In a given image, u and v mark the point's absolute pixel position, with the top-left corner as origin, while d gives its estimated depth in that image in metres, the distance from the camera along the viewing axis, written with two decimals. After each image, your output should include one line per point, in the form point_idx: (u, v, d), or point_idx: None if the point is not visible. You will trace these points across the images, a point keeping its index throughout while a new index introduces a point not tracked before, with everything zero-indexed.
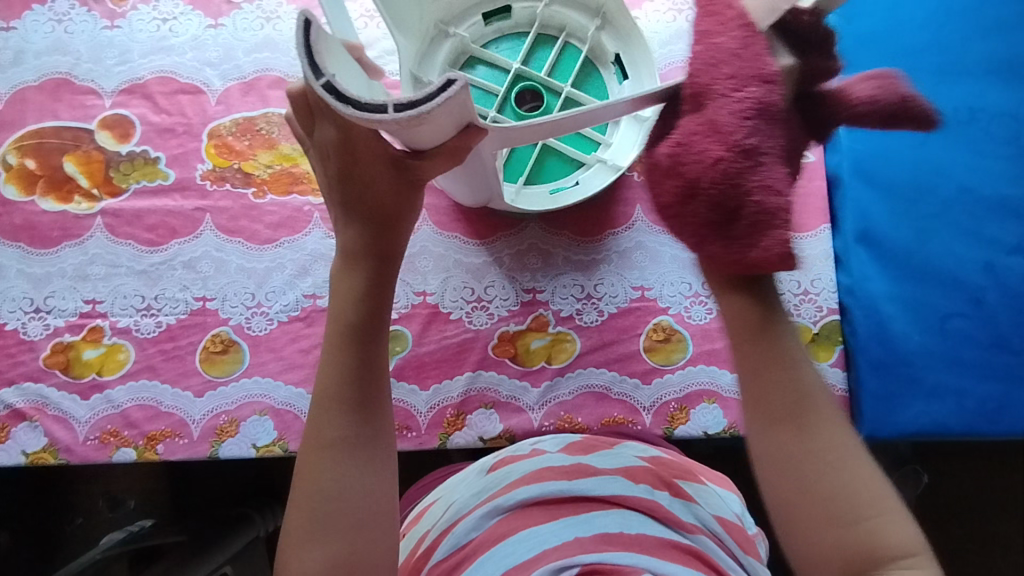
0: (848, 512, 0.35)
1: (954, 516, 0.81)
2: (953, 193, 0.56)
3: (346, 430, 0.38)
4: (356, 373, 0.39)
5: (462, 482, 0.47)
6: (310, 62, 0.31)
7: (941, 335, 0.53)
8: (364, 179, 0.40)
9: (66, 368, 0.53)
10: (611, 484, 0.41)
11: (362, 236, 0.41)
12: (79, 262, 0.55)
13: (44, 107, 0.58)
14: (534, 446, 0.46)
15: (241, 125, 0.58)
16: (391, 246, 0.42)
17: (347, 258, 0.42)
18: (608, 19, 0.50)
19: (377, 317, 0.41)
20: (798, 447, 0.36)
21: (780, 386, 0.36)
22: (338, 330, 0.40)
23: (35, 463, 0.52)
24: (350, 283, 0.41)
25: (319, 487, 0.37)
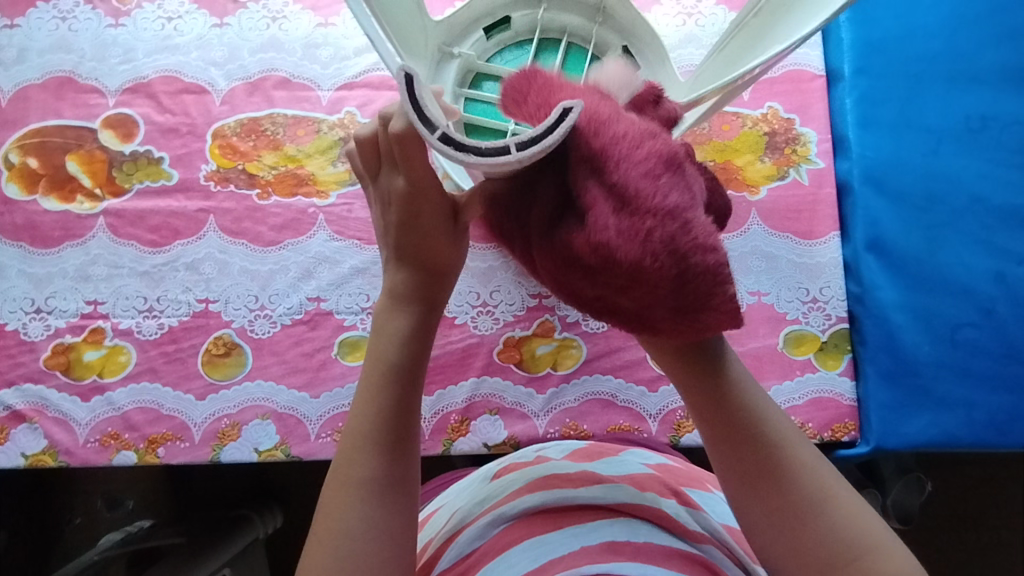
0: (835, 559, 0.34)
1: (960, 526, 0.81)
2: (964, 202, 0.55)
3: (378, 474, 0.36)
4: (391, 415, 0.37)
5: (465, 489, 0.46)
6: (421, 117, 0.31)
7: (951, 346, 0.53)
8: (423, 226, 0.38)
9: (67, 369, 0.53)
10: (617, 492, 0.41)
11: (410, 280, 0.39)
12: (81, 262, 0.55)
13: (47, 106, 0.57)
14: (538, 452, 0.47)
15: (246, 126, 0.57)
16: (437, 295, 0.40)
17: (391, 300, 0.39)
18: (607, 13, 0.50)
19: (416, 362, 0.39)
20: (765, 510, 0.36)
21: (747, 452, 0.36)
22: (373, 368, 0.38)
23: (35, 466, 0.51)
24: (394, 329, 0.39)
25: (343, 526, 0.35)
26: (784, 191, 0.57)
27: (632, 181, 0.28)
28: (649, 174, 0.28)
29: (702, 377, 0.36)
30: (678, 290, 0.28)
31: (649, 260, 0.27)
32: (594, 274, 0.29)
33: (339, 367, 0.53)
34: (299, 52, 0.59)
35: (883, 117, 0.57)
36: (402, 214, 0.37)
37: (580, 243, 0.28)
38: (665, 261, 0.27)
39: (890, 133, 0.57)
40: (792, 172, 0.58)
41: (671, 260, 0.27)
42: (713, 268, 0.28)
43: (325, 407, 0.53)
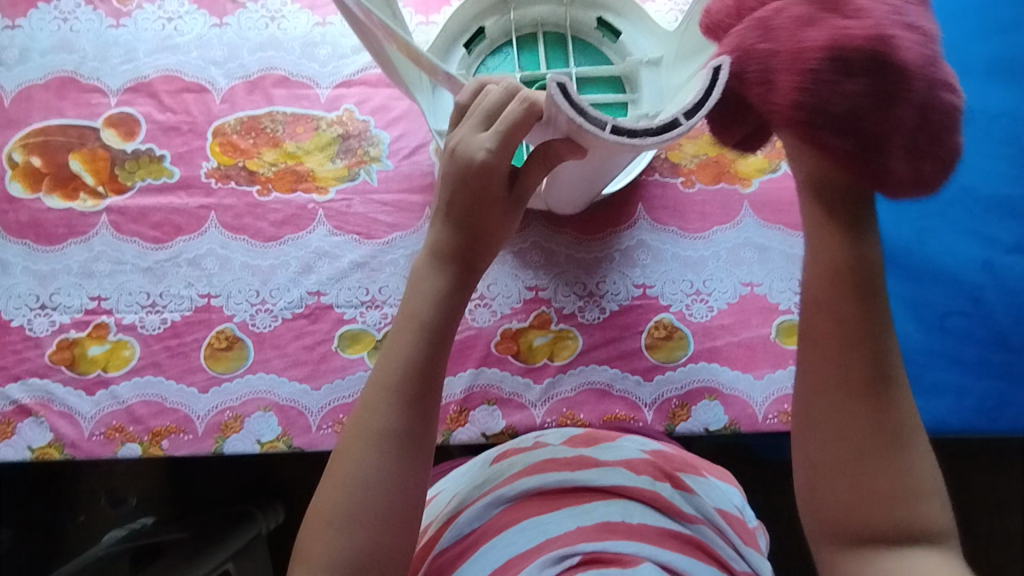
0: (894, 493, 0.36)
1: (957, 516, 0.81)
2: (952, 193, 0.56)
3: (401, 427, 0.37)
4: (419, 373, 0.38)
5: (464, 474, 0.47)
6: (586, 118, 0.35)
7: (940, 333, 0.54)
8: (478, 191, 0.40)
9: (71, 364, 0.54)
10: (613, 475, 0.41)
11: (455, 241, 0.41)
12: (85, 259, 0.55)
13: (50, 106, 0.58)
14: (536, 439, 0.46)
15: (246, 123, 0.58)
16: (475, 260, 0.42)
17: (434, 258, 0.41)
18: None
19: (449, 324, 0.40)
20: (871, 452, 0.36)
21: (861, 371, 0.37)
22: (409, 323, 0.40)
23: (40, 459, 0.52)
24: (432, 285, 0.40)
25: (358, 472, 0.36)
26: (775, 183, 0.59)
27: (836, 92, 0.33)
28: (848, 94, 0.33)
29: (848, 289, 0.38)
30: (918, 130, 0.34)
31: (892, 112, 0.34)
32: (837, 120, 0.34)
33: (340, 360, 0.54)
34: (297, 51, 0.60)
35: None
36: (457, 169, 0.39)
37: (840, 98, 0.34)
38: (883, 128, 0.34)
39: None
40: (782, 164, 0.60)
41: (915, 112, 0.34)
42: (908, 124, 0.34)
43: (326, 398, 0.53)
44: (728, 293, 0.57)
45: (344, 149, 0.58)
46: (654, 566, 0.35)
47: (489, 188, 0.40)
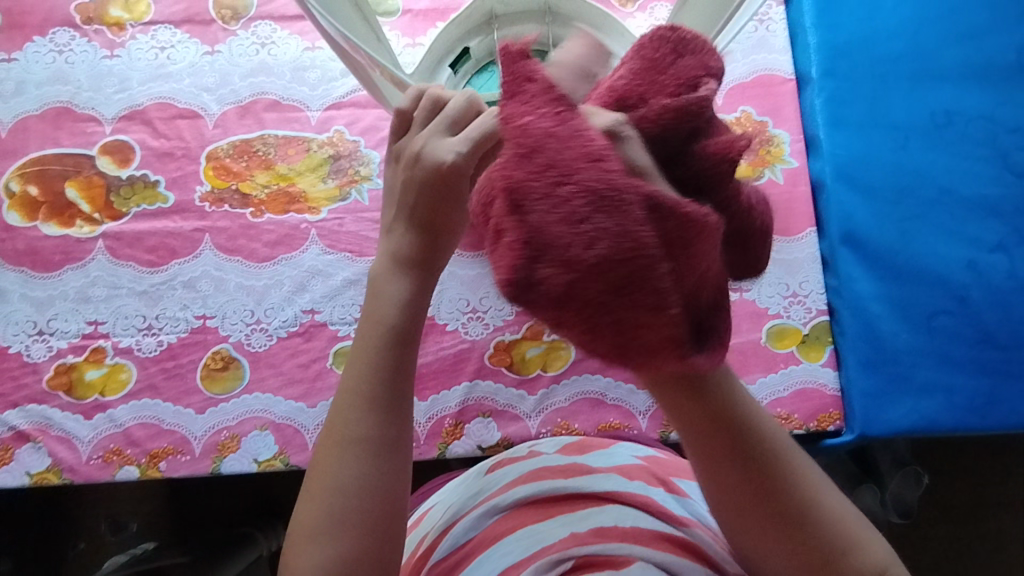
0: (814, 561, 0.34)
1: (958, 516, 0.82)
2: (934, 195, 0.57)
3: (374, 433, 0.36)
4: (388, 376, 0.37)
5: (460, 484, 0.48)
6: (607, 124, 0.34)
7: (928, 333, 0.54)
8: (437, 195, 0.36)
9: (69, 389, 0.54)
10: (607, 480, 0.42)
11: (415, 243, 0.38)
12: (81, 284, 0.56)
13: (46, 135, 0.59)
14: (531, 448, 0.48)
15: (238, 147, 0.59)
16: (437, 259, 0.39)
17: (394, 262, 0.38)
18: (555, 8, 0.50)
19: (415, 326, 0.38)
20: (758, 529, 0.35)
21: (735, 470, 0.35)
22: (374, 330, 0.37)
23: (39, 484, 0.52)
24: (393, 291, 0.38)
25: (337, 483, 0.35)
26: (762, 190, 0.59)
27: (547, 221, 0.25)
28: (568, 217, 0.24)
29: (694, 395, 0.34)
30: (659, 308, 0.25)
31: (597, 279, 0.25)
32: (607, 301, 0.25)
33: (335, 377, 0.55)
34: (287, 75, 0.61)
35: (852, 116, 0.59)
36: (419, 173, 0.36)
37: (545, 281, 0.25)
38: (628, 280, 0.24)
39: (860, 131, 0.59)
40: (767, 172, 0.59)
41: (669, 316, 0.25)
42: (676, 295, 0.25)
43: (322, 416, 0.54)
44: None
45: (335, 169, 0.59)
46: (648, 564, 0.35)
47: (456, 192, 0.36)
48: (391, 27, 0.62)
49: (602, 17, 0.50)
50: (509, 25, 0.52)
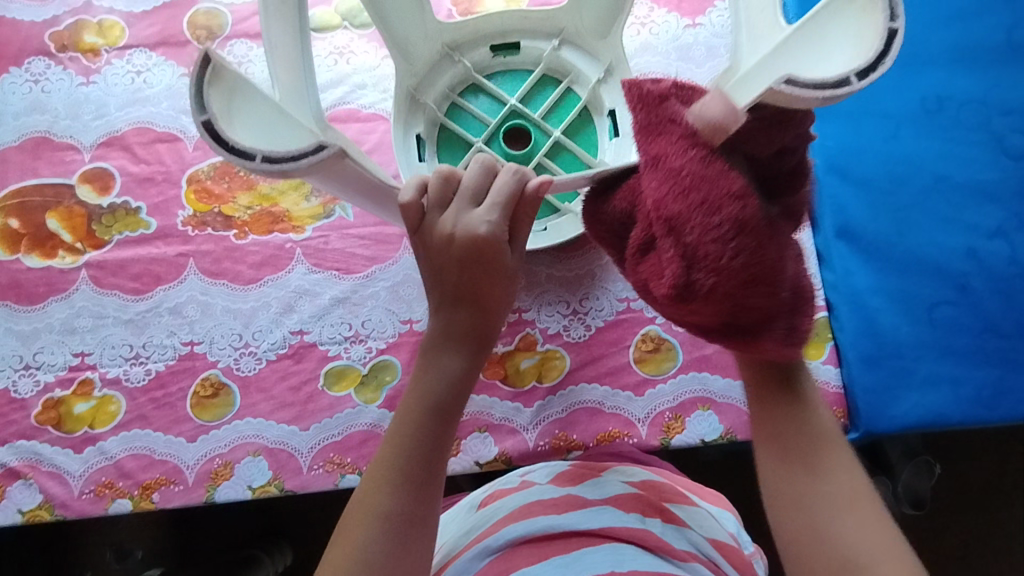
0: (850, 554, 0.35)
1: (971, 506, 0.80)
2: (928, 182, 0.56)
3: (406, 506, 0.36)
4: (426, 451, 0.38)
5: (454, 520, 0.47)
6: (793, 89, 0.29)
7: (929, 325, 0.53)
8: (483, 265, 0.38)
9: (58, 423, 0.53)
10: (598, 516, 0.40)
11: (458, 321, 0.39)
12: (66, 316, 0.55)
13: (25, 166, 0.59)
14: (523, 478, 0.47)
15: (220, 169, 0.58)
16: (487, 334, 0.40)
17: (442, 336, 0.40)
18: (456, 47, 0.57)
19: (454, 404, 0.39)
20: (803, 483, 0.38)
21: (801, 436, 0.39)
22: (416, 404, 0.39)
23: (32, 521, 0.52)
24: (445, 366, 0.39)
25: (358, 554, 0.35)
26: None
27: (700, 240, 0.31)
28: (717, 237, 0.31)
29: (772, 385, 0.41)
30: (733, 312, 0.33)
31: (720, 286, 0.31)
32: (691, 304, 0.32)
33: (327, 399, 0.54)
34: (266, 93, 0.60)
35: (840, 107, 0.58)
36: (461, 247, 0.37)
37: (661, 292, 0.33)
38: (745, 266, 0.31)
39: (850, 121, 0.57)
40: None
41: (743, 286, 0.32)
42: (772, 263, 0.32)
43: (315, 439, 0.53)
44: None
45: (318, 186, 0.58)
46: None
47: (494, 260, 0.38)
48: (369, 39, 0.61)
49: (502, 22, 0.56)
50: (427, 84, 0.56)
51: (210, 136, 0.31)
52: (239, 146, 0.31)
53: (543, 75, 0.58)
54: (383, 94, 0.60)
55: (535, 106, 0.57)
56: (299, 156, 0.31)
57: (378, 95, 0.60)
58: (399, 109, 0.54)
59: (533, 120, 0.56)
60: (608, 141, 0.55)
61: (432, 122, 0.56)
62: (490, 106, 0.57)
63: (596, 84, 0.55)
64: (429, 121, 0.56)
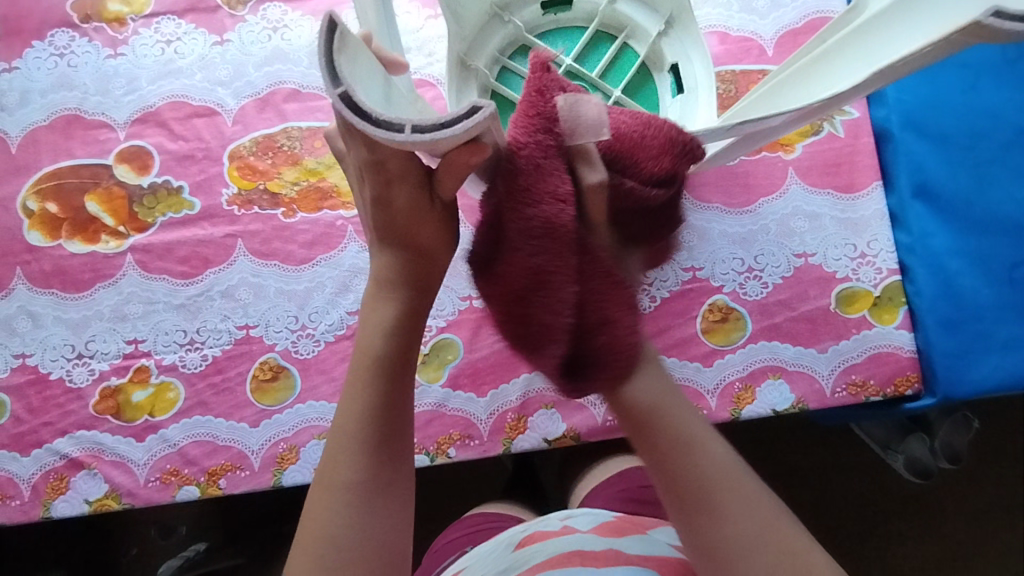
0: None
1: (1014, 459, 0.80)
2: (1009, 136, 0.53)
3: (365, 472, 0.38)
4: (381, 411, 0.38)
5: (488, 555, 0.47)
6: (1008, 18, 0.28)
7: (1010, 286, 0.51)
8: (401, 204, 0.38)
9: (117, 412, 0.52)
10: (642, 574, 0.40)
11: (396, 264, 0.40)
12: (116, 302, 0.54)
13: (58, 147, 0.56)
14: (563, 523, 0.47)
15: (262, 143, 0.56)
16: (428, 278, 0.41)
17: (379, 285, 0.41)
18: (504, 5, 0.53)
19: (404, 352, 0.40)
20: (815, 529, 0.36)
21: (688, 477, 0.37)
22: (362, 361, 0.39)
23: (100, 510, 0.51)
24: (381, 317, 0.40)
25: (326, 532, 0.37)
26: (819, 146, 0.56)
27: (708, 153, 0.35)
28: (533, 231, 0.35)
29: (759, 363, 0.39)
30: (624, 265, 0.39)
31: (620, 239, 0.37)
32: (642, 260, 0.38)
33: None
34: (305, 61, 0.57)
35: None
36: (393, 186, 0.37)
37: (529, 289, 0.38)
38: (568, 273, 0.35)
39: (927, 73, 0.54)
40: (826, 126, 0.56)
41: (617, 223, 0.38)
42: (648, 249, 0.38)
43: None
44: (781, 267, 0.54)
45: None
46: None
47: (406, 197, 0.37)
48: None
49: None
50: (477, 48, 0.53)
51: (350, 110, 0.28)
52: (384, 118, 0.28)
53: (597, 32, 0.54)
54: (429, 58, 0.56)
55: (590, 64, 0.54)
56: (449, 122, 0.29)
57: (423, 59, 0.56)
58: (452, 74, 0.51)
59: (592, 79, 0.52)
60: (670, 98, 0.52)
61: (484, 88, 0.53)
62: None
63: (657, 40, 0.52)
64: (480, 86, 0.53)
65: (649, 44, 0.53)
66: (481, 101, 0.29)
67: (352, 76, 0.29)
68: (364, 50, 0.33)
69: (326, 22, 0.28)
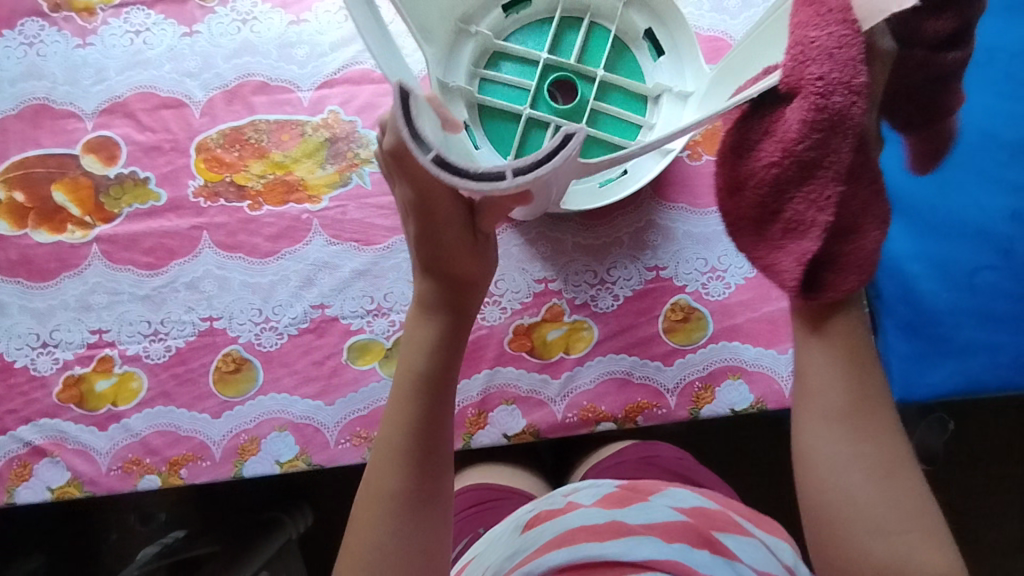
0: (890, 522, 0.35)
1: (987, 462, 0.80)
2: (974, 140, 0.53)
3: (409, 487, 0.36)
4: (421, 424, 0.37)
5: (499, 540, 0.46)
6: None
7: (970, 291, 0.51)
8: (442, 236, 0.36)
9: (80, 401, 0.53)
10: (644, 545, 0.38)
11: (437, 289, 0.38)
12: (81, 292, 0.54)
13: (26, 136, 0.56)
14: (568, 499, 0.46)
15: (229, 136, 0.56)
16: (467, 305, 0.39)
17: (421, 308, 0.39)
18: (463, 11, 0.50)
19: (445, 367, 0.38)
20: (856, 459, 0.35)
21: (847, 396, 0.36)
22: (403, 377, 0.38)
23: (62, 498, 0.52)
24: (421, 335, 0.38)
25: (371, 543, 0.36)
26: None
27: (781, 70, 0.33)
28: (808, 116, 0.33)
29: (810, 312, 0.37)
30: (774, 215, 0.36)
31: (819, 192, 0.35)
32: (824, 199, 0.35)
33: (351, 372, 0.53)
34: (274, 54, 0.57)
35: None
36: (433, 222, 0.36)
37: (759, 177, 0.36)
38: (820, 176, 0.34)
39: None
40: None
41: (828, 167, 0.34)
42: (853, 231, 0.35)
43: (341, 413, 0.52)
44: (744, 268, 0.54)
45: (333, 153, 0.55)
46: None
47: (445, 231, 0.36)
48: None
49: None
50: (452, 68, 0.50)
51: (441, 169, 0.28)
52: (482, 170, 0.28)
53: (562, 20, 0.52)
54: None
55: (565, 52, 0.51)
56: (548, 157, 0.29)
57: None
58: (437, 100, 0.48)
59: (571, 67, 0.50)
60: (653, 64, 0.51)
61: (471, 101, 0.50)
62: (520, 70, 0.51)
63: (624, 11, 0.51)
64: (467, 103, 0.50)
65: (617, 18, 0.51)
66: (574, 129, 0.29)
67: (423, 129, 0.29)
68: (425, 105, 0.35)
69: (391, 84, 0.29)
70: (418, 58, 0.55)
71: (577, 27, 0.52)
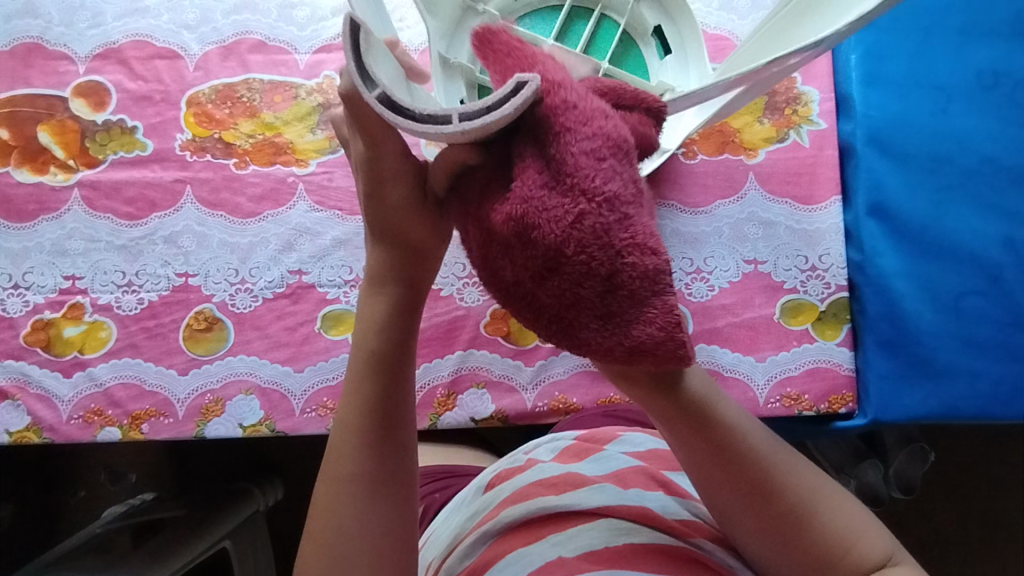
0: (830, 555, 0.33)
1: (961, 493, 0.80)
2: (972, 163, 0.52)
3: (365, 467, 0.35)
4: (375, 407, 0.35)
5: (460, 505, 0.45)
6: None
7: (956, 315, 0.51)
8: (394, 202, 0.34)
9: (47, 345, 0.52)
10: (598, 494, 0.38)
11: (386, 261, 0.36)
12: (57, 237, 0.53)
13: (16, 74, 0.55)
14: (528, 456, 0.45)
15: (221, 92, 0.55)
16: (421, 279, 0.37)
17: (370, 283, 0.37)
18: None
19: (400, 347, 0.36)
20: (760, 519, 0.34)
21: (735, 471, 0.33)
22: (356, 359, 0.36)
23: (19, 443, 0.51)
24: (372, 313, 0.36)
25: (336, 524, 0.35)
26: (782, 154, 0.55)
27: None
28: (590, 157, 0.26)
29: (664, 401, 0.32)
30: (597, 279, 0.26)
31: (570, 246, 0.25)
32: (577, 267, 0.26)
33: (323, 342, 0.52)
34: (274, 13, 0.56)
35: (890, 74, 0.54)
36: (376, 180, 0.34)
37: (498, 220, 0.27)
38: (596, 256, 0.25)
39: (898, 91, 0.53)
40: (792, 133, 0.55)
41: (602, 254, 0.25)
42: (650, 272, 0.25)
43: (309, 381, 0.52)
44: (730, 272, 0.54)
45: (324, 119, 0.55)
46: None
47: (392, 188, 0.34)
48: None
49: None
50: (454, 47, 0.47)
51: (385, 108, 0.27)
52: (428, 113, 0.27)
53: (571, 9, 0.49)
54: (399, 23, 0.56)
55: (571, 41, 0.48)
56: (496, 103, 0.26)
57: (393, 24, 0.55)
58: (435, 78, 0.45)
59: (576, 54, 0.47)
60: (659, 62, 0.49)
61: (472, 82, 0.46)
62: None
63: (635, 4, 0.48)
64: (467, 82, 0.47)
65: (626, 11, 0.48)
66: (526, 76, 0.26)
67: (381, 67, 0.29)
68: (390, 55, 0.33)
69: (347, 23, 0.27)
70: (416, 32, 0.55)
71: (586, 17, 0.49)
